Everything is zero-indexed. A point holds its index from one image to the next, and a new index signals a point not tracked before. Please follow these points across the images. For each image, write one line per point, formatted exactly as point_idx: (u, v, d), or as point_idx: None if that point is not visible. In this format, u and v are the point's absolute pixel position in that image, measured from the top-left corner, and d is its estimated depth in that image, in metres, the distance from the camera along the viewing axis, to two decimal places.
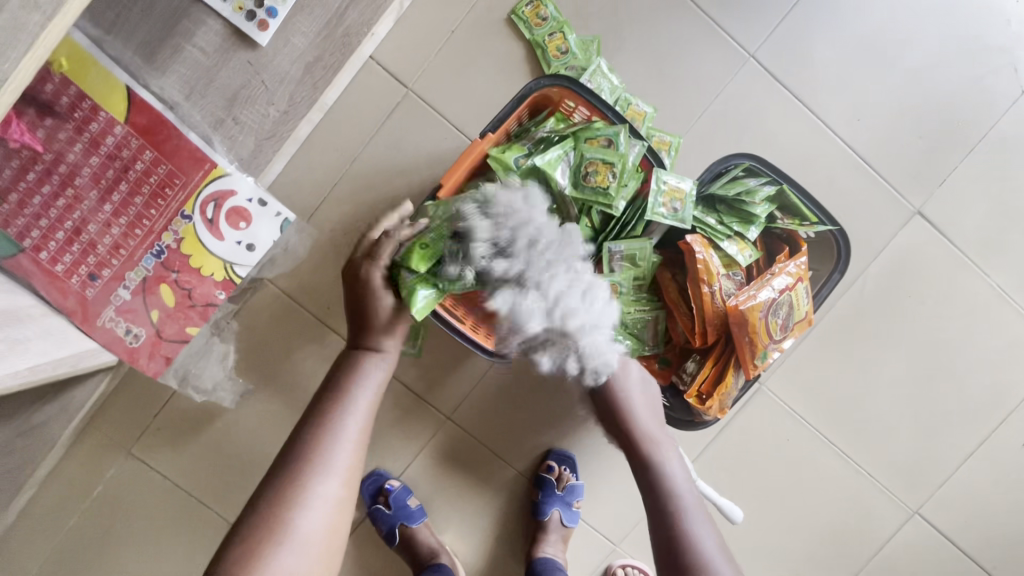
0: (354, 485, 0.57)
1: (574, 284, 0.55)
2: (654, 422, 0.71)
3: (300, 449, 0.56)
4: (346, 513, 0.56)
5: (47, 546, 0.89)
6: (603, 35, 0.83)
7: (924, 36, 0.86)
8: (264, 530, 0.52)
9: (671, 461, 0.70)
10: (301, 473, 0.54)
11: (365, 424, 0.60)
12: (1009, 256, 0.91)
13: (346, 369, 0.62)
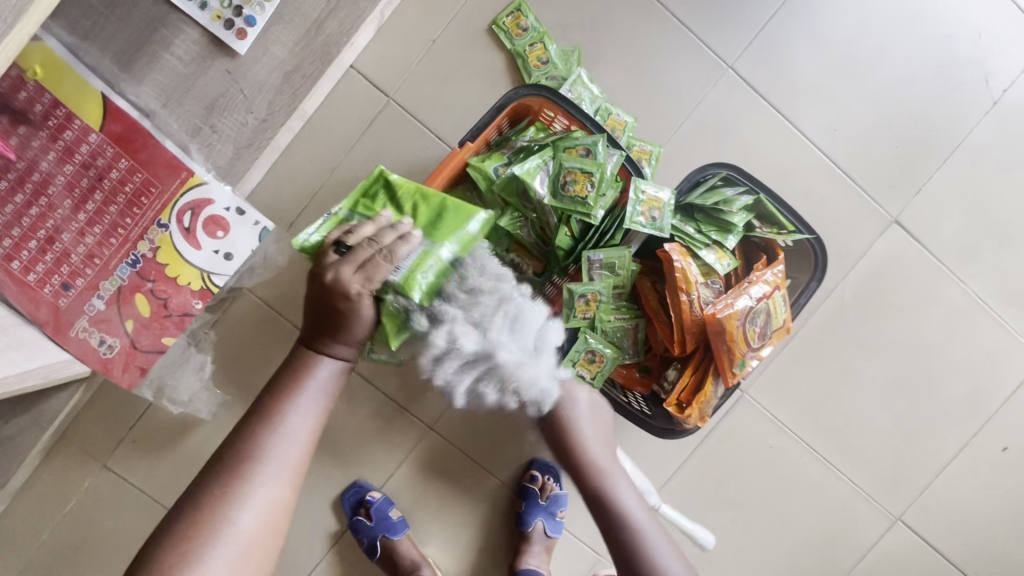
0: (297, 486, 0.56)
1: (511, 326, 0.64)
2: (602, 446, 0.70)
3: (243, 448, 0.55)
4: (285, 516, 0.55)
5: (20, 559, 0.87)
6: (584, 46, 0.84)
7: (898, 49, 0.88)
8: (197, 527, 0.51)
9: (624, 483, 0.69)
10: (241, 472, 0.53)
11: (312, 423, 0.58)
12: (984, 265, 0.92)
13: (298, 364, 0.59)
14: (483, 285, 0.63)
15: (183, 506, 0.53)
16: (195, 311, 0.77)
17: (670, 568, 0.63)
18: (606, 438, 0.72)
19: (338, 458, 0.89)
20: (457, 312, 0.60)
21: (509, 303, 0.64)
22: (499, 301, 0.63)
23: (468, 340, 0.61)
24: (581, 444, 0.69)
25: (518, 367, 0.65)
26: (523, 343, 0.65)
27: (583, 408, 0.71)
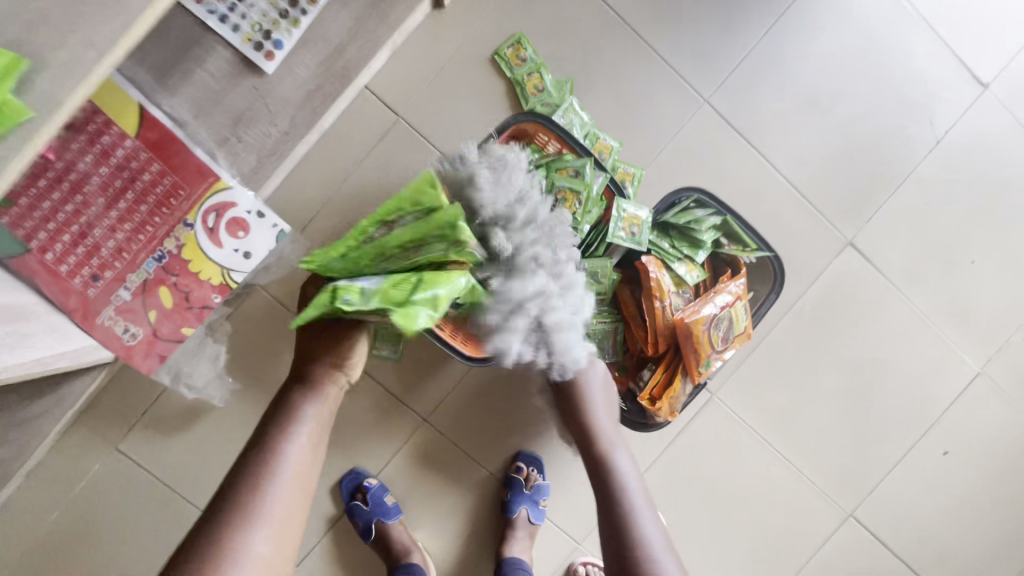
0: (287, 537, 0.57)
1: (557, 281, 0.56)
2: (609, 419, 0.77)
3: (226, 518, 0.54)
4: (278, 567, 0.55)
5: (31, 536, 0.92)
6: (576, 77, 0.94)
7: (854, 91, 0.99)
8: None
9: (623, 456, 0.76)
10: (228, 539, 0.53)
11: (296, 471, 0.59)
12: (928, 285, 1.03)
13: (281, 409, 0.62)
14: (538, 228, 0.56)
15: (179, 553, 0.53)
16: (214, 304, 0.84)
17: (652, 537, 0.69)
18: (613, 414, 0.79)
19: (339, 445, 0.95)
20: (510, 249, 0.53)
21: (564, 250, 0.58)
22: (551, 243, 0.57)
23: (520, 284, 0.52)
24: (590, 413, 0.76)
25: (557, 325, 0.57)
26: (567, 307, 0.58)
27: (596, 381, 0.77)
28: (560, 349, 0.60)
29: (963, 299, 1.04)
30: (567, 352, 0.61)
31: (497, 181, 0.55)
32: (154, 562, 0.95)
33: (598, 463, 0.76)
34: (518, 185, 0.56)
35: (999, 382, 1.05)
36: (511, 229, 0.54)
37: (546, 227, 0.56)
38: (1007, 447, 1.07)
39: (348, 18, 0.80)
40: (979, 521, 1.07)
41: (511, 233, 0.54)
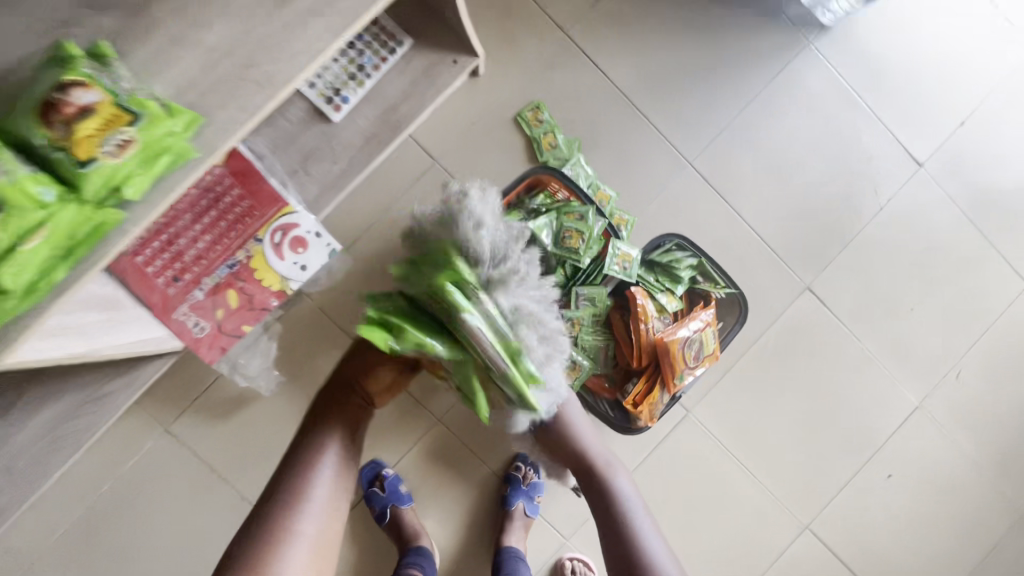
0: (330, 517, 0.74)
1: (552, 330, 0.71)
2: (601, 449, 0.89)
3: (282, 505, 0.71)
4: (324, 540, 0.72)
5: (85, 503, 1.05)
6: (584, 137, 1.13)
7: (813, 162, 1.19)
8: (266, 550, 0.67)
9: (620, 479, 0.87)
10: (286, 515, 0.70)
11: (335, 470, 0.77)
12: (873, 327, 1.21)
13: (319, 423, 0.80)
14: (529, 288, 0.71)
15: (246, 531, 0.69)
16: (272, 308, 1.01)
17: (654, 550, 0.81)
18: (598, 439, 0.90)
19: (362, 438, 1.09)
20: (521, 304, 0.68)
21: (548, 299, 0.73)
22: (541, 302, 0.72)
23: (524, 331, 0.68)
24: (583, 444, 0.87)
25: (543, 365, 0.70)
26: (556, 352, 0.73)
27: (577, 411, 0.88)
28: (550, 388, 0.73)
29: (903, 342, 1.21)
30: (553, 391, 0.74)
31: (496, 246, 0.69)
32: (190, 534, 1.08)
33: (594, 488, 0.86)
34: (512, 244, 0.71)
35: (935, 416, 1.22)
36: (515, 288, 0.68)
37: (533, 285, 0.72)
38: (943, 473, 1.22)
39: (403, 83, 1.00)
40: (920, 539, 1.21)
41: (516, 293, 0.69)
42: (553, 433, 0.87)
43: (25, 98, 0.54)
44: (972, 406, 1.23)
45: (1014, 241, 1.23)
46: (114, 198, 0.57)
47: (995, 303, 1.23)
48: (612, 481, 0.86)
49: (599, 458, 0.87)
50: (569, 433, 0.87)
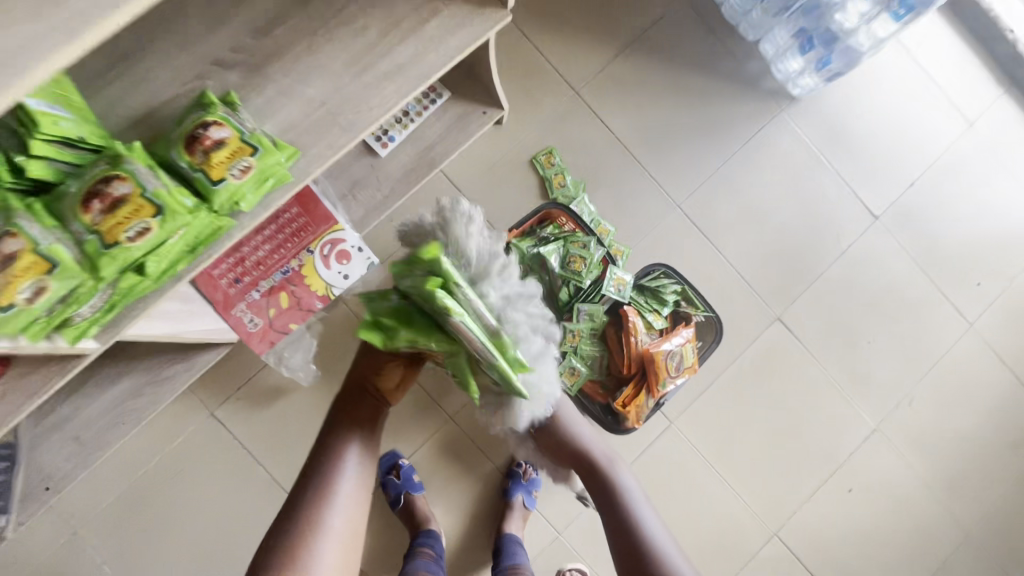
0: (354, 514, 0.82)
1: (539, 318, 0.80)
2: (600, 446, 0.92)
3: (309, 503, 0.79)
4: (350, 536, 0.81)
5: (133, 476, 1.18)
6: (588, 179, 1.33)
7: (785, 210, 1.38)
8: (300, 543, 0.76)
9: (621, 473, 0.91)
10: (316, 512, 0.79)
11: (358, 469, 0.85)
12: (835, 356, 1.37)
13: (342, 427, 0.88)
14: (515, 279, 0.78)
15: (281, 525, 0.78)
16: (317, 311, 1.16)
17: (658, 537, 0.85)
18: (598, 438, 0.94)
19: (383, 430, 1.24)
20: (509, 301, 0.76)
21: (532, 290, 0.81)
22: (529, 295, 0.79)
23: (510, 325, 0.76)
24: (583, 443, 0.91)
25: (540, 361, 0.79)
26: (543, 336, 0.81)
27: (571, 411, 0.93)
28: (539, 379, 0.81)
29: (862, 370, 1.38)
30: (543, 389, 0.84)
31: (485, 250, 0.75)
32: (224, 509, 1.20)
33: (597, 485, 0.90)
34: (499, 243, 0.77)
35: (891, 438, 1.37)
36: (505, 286, 0.76)
37: (517, 278, 0.79)
38: (899, 491, 1.36)
39: (440, 127, 1.19)
40: (877, 550, 1.35)
41: (510, 304, 0.76)
42: (554, 435, 0.91)
43: (173, 133, 0.72)
44: (926, 432, 1.38)
45: (960, 288, 1.41)
46: (231, 209, 0.76)
47: (945, 340, 1.40)
48: (613, 476, 0.90)
49: (599, 456, 0.91)
50: (570, 433, 0.91)
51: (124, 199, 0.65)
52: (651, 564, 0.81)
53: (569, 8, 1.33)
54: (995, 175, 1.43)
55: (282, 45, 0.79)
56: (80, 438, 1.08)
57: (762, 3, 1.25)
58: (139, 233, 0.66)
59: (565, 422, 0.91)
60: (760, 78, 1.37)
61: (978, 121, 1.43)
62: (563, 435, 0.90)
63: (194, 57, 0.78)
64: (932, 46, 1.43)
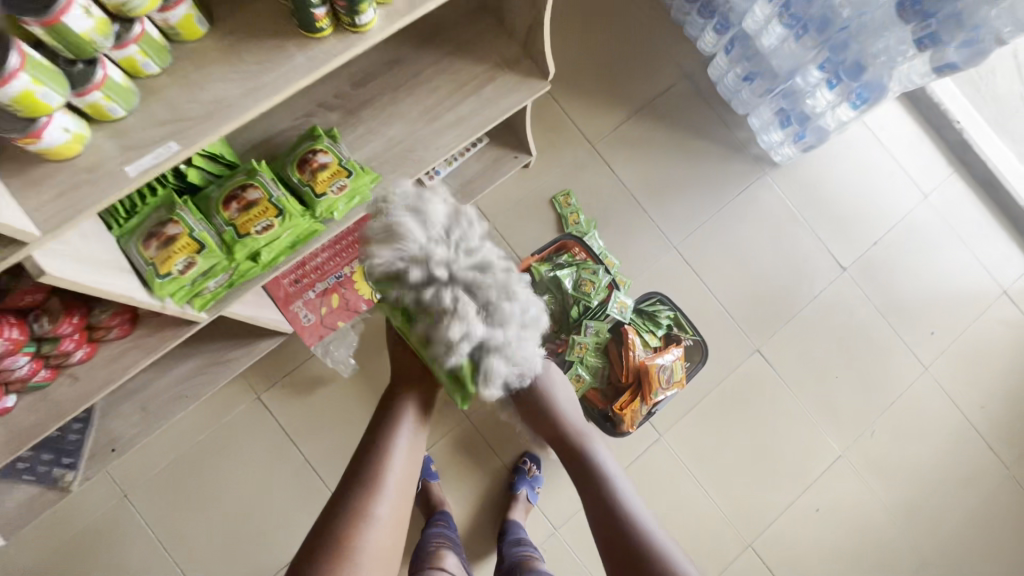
0: (399, 506, 0.79)
1: (507, 294, 0.69)
2: (577, 421, 0.94)
3: (357, 492, 0.77)
4: (396, 528, 0.78)
5: (183, 448, 1.34)
6: (599, 219, 1.55)
7: (766, 257, 1.60)
8: (347, 537, 0.73)
9: (600, 448, 0.94)
10: (364, 501, 0.76)
11: (405, 459, 0.83)
12: (807, 389, 1.56)
13: (388, 418, 0.86)
14: (463, 250, 0.69)
15: (328, 517, 0.75)
16: (361, 312, 1.34)
17: (636, 509, 0.88)
18: (576, 408, 0.96)
19: None
20: (461, 280, 0.67)
21: (505, 263, 0.71)
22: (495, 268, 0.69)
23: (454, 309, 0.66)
24: (561, 416, 0.92)
25: (511, 341, 0.70)
26: (520, 318, 0.71)
27: (552, 381, 0.93)
28: (517, 360, 0.72)
29: (830, 402, 1.56)
30: (525, 363, 0.74)
31: (432, 226, 0.69)
32: (259, 486, 1.34)
33: (574, 456, 0.93)
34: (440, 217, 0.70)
35: (855, 465, 1.53)
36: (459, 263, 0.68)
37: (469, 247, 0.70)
38: (862, 513, 1.51)
39: (478, 166, 1.41)
40: (841, 568, 1.49)
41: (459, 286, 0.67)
42: (533, 404, 0.92)
43: (289, 157, 0.94)
44: (886, 462, 1.54)
45: (916, 335, 1.61)
46: (327, 217, 0.96)
47: (902, 380, 1.59)
48: (588, 446, 0.93)
49: (575, 427, 0.93)
50: (549, 402, 0.92)
51: (256, 202, 0.87)
52: (625, 526, 0.85)
53: (590, 77, 1.60)
54: (945, 240, 1.67)
55: (373, 95, 1.01)
56: (146, 408, 1.24)
57: (750, 85, 1.50)
58: (264, 229, 0.87)
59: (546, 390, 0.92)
60: (747, 145, 1.62)
61: (932, 194, 1.68)
62: (543, 405, 0.92)
63: (304, 100, 1.00)
64: (892, 128, 1.69)
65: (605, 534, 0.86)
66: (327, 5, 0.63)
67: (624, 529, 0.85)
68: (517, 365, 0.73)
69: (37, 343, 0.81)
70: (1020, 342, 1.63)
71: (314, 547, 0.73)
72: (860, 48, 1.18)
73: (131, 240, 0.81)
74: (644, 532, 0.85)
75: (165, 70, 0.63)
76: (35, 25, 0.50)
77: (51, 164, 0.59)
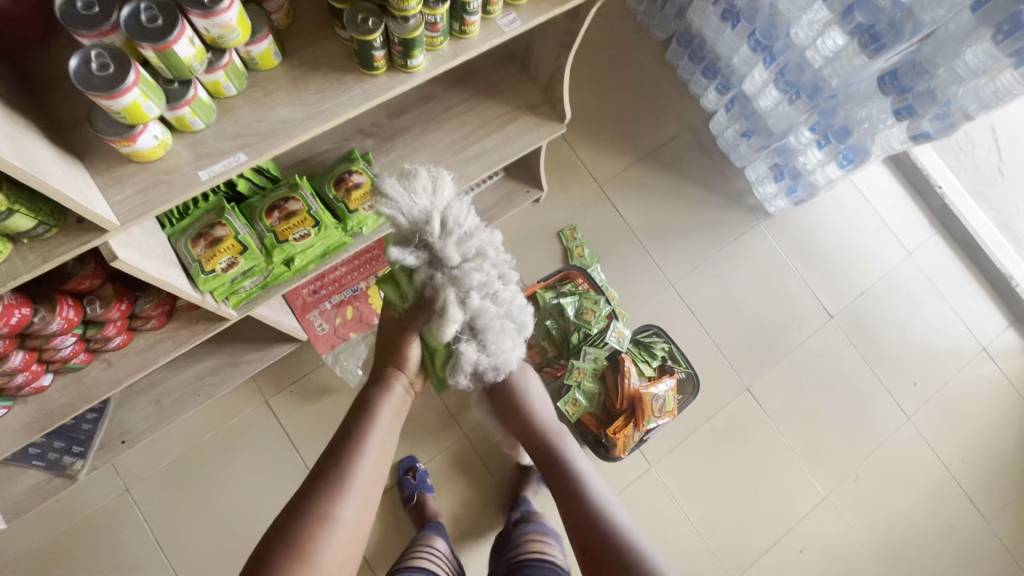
0: (365, 505, 0.78)
1: (491, 285, 0.76)
2: (550, 418, 1.01)
3: (323, 491, 0.75)
4: (361, 527, 0.76)
5: (188, 445, 1.38)
6: (602, 254, 1.64)
7: (757, 301, 1.68)
8: (308, 540, 0.71)
9: (569, 443, 1.01)
10: (330, 501, 0.74)
11: (377, 454, 0.81)
12: (793, 429, 1.61)
13: (362, 412, 0.84)
14: (458, 236, 0.74)
15: (291, 516, 0.73)
16: (372, 326, 1.41)
17: (603, 498, 0.96)
18: (549, 407, 1.02)
19: (405, 436, 1.44)
20: (449, 263, 0.73)
21: (496, 257, 0.78)
22: (482, 259, 0.75)
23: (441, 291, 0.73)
24: (532, 411, 0.99)
25: (488, 329, 0.77)
26: (499, 309, 0.78)
27: (525, 377, 1.00)
28: (494, 349, 0.79)
29: (815, 444, 1.61)
30: (502, 354, 0.80)
31: (426, 207, 0.74)
32: (257, 489, 1.37)
33: (544, 451, 1.00)
34: (440, 199, 0.75)
35: (839, 508, 1.57)
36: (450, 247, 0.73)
37: (465, 234, 0.75)
38: (845, 557, 1.54)
39: (493, 197, 1.51)
40: None
41: (447, 270, 0.73)
42: (508, 402, 0.99)
43: (327, 174, 1.03)
44: (869, 506, 1.58)
45: (900, 384, 1.68)
46: (356, 230, 1.05)
47: (886, 426, 1.65)
48: (558, 442, 1.00)
49: (546, 424, 1.00)
50: (523, 399, 0.99)
51: (296, 213, 0.96)
52: (594, 515, 0.93)
53: (601, 124, 1.73)
54: (926, 295, 1.76)
55: (406, 126, 1.12)
56: (159, 403, 1.29)
57: (747, 140, 1.64)
58: (301, 237, 0.96)
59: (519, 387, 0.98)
60: (743, 196, 1.74)
61: (914, 252, 1.79)
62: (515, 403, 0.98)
63: (345, 126, 1.11)
64: (878, 188, 1.82)
65: (573, 519, 0.93)
66: (386, 48, 0.73)
67: (591, 515, 0.93)
68: (493, 353, 0.79)
69: (84, 326, 0.87)
70: (1000, 399, 1.69)
71: (275, 546, 0.71)
72: (846, 115, 1.31)
73: (181, 239, 0.89)
74: (610, 518, 0.92)
75: (240, 92, 0.73)
76: (149, 49, 0.59)
77: (134, 165, 0.68)
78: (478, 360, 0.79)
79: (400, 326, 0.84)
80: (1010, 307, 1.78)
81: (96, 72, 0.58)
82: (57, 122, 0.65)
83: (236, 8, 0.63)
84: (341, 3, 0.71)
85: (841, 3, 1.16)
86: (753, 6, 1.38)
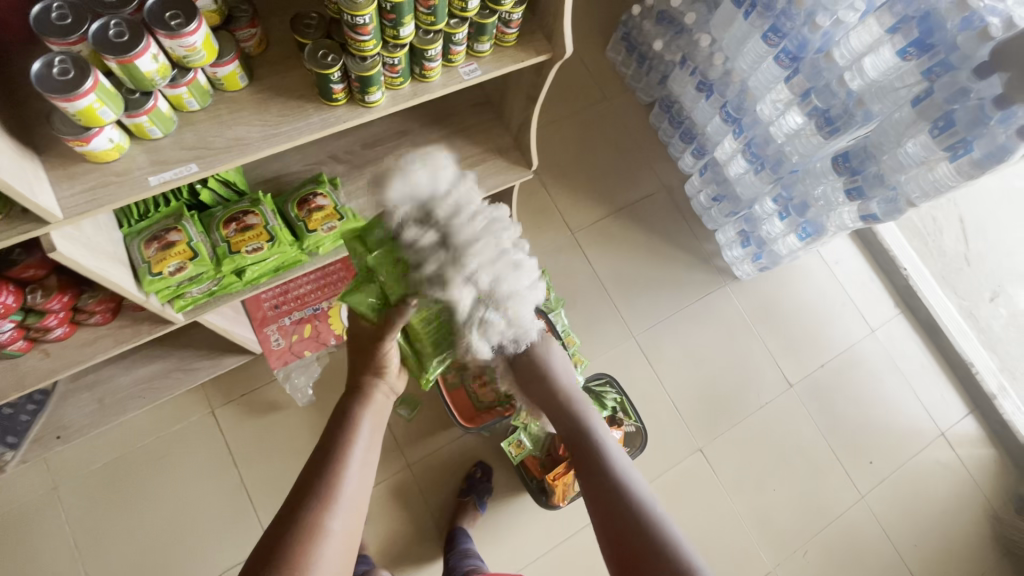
0: (355, 518, 0.72)
1: (504, 254, 0.72)
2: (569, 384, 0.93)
3: (306, 502, 0.70)
4: (353, 540, 0.71)
5: (127, 447, 1.36)
6: (567, 299, 1.67)
7: (717, 360, 1.70)
8: (297, 554, 0.65)
9: (595, 415, 0.90)
10: (314, 513, 0.69)
11: (363, 465, 0.76)
12: (744, 494, 1.59)
13: (342, 422, 0.79)
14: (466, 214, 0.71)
15: (279, 531, 0.67)
16: (328, 346, 1.43)
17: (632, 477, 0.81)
18: (571, 378, 0.94)
19: None
20: (457, 242, 0.69)
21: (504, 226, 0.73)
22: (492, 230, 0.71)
23: (450, 271, 0.69)
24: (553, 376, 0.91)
25: (511, 296, 0.73)
26: (517, 278, 0.73)
27: (549, 347, 0.94)
28: (515, 318, 0.77)
29: (766, 514, 1.58)
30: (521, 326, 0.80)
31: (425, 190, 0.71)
32: (189, 499, 1.34)
33: (569, 424, 0.89)
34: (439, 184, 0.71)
35: None
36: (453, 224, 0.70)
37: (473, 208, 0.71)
38: None
39: None
40: None
41: (453, 248, 0.69)
42: (530, 370, 0.92)
43: (292, 194, 1.08)
44: None
45: (856, 463, 1.67)
46: (313, 250, 1.08)
47: (840, 502, 1.62)
48: (584, 414, 0.89)
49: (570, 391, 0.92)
50: (545, 365, 0.92)
51: (253, 227, 1.00)
52: (622, 496, 0.78)
53: (580, 172, 1.79)
54: (889, 372, 1.77)
55: (377, 156, 1.16)
56: (102, 401, 1.28)
57: (718, 205, 1.69)
58: (253, 250, 0.99)
59: (540, 355, 0.93)
60: (712, 257, 1.78)
61: (879, 328, 1.81)
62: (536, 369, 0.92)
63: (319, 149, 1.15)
64: (847, 264, 1.86)
65: (600, 503, 0.79)
66: (344, 83, 0.78)
67: (617, 493, 0.78)
68: (513, 325, 0.78)
69: (24, 313, 0.88)
70: (957, 486, 1.68)
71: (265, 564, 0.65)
72: (805, 190, 1.37)
73: (134, 239, 0.92)
74: (640, 499, 0.78)
75: (203, 107, 0.77)
76: (112, 61, 0.64)
77: (89, 164, 0.72)
78: (503, 334, 0.78)
79: (376, 333, 0.81)
80: (971, 394, 1.78)
81: (56, 75, 0.62)
82: (21, 118, 0.69)
83: (202, 32, 0.68)
84: (305, 39, 0.77)
85: (800, 85, 1.23)
86: (724, 80, 1.45)
